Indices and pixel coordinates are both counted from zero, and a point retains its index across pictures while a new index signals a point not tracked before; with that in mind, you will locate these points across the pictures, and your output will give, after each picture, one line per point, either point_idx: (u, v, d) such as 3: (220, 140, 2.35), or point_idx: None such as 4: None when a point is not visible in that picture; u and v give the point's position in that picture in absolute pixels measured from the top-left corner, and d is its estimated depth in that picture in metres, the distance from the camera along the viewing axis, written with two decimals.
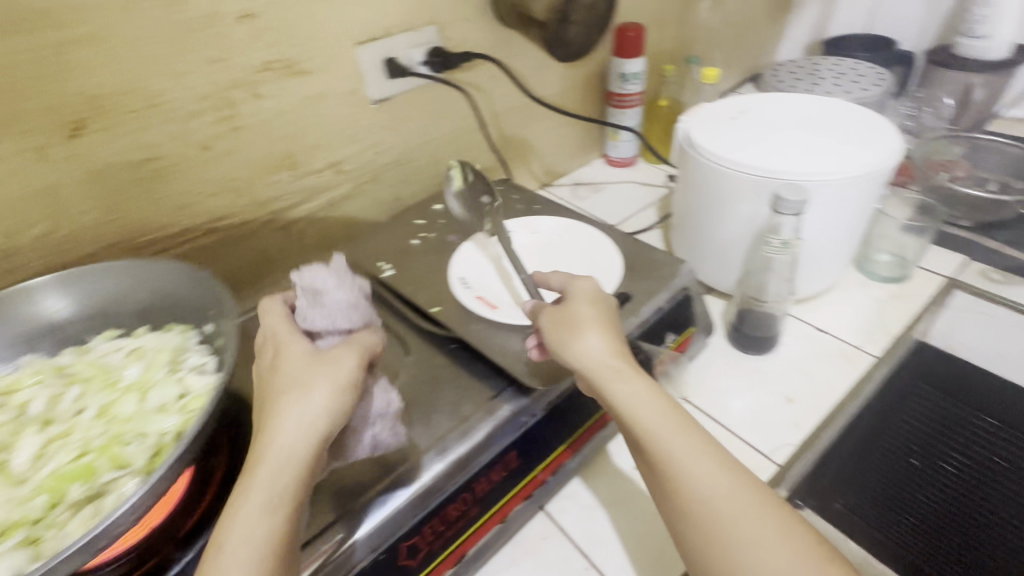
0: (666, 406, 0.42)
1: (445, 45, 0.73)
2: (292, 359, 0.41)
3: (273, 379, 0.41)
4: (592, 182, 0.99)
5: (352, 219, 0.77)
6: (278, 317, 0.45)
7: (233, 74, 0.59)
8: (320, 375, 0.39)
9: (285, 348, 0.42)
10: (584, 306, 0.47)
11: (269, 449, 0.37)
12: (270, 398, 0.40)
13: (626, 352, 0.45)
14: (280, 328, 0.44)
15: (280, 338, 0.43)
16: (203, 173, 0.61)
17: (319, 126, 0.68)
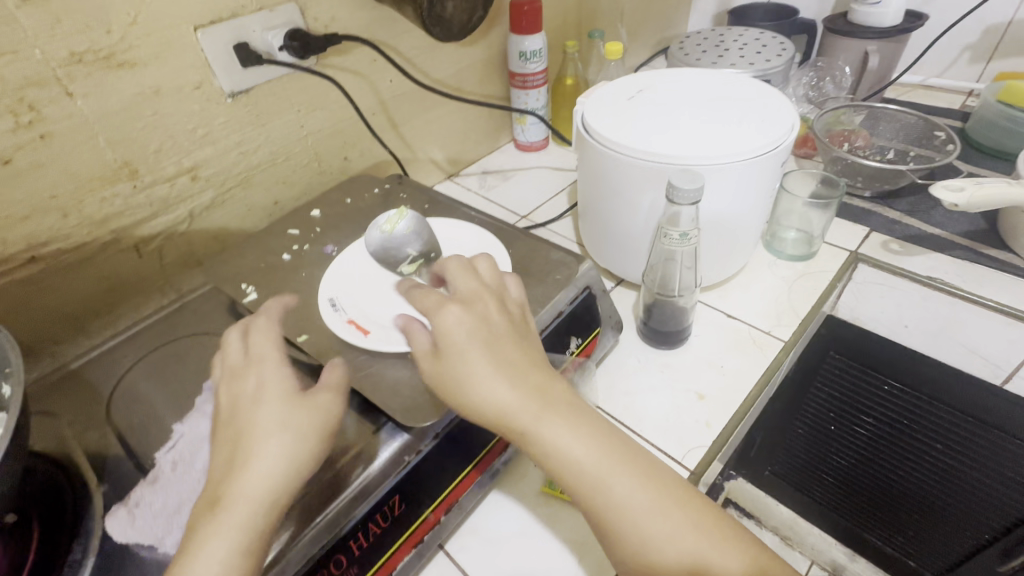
0: (598, 443, 0.37)
1: (310, 26, 0.64)
2: (275, 383, 0.38)
3: (249, 411, 0.37)
4: (501, 170, 0.93)
5: (221, 231, 0.67)
6: (267, 344, 0.41)
7: (30, 70, 0.48)
8: (304, 415, 0.37)
9: (264, 372, 0.39)
10: (464, 356, 0.37)
11: (237, 495, 0.33)
12: (245, 430, 0.36)
13: (538, 384, 0.37)
14: (268, 353, 0.40)
15: (262, 361, 0.40)
16: (7, 193, 0.50)
17: (162, 126, 0.58)
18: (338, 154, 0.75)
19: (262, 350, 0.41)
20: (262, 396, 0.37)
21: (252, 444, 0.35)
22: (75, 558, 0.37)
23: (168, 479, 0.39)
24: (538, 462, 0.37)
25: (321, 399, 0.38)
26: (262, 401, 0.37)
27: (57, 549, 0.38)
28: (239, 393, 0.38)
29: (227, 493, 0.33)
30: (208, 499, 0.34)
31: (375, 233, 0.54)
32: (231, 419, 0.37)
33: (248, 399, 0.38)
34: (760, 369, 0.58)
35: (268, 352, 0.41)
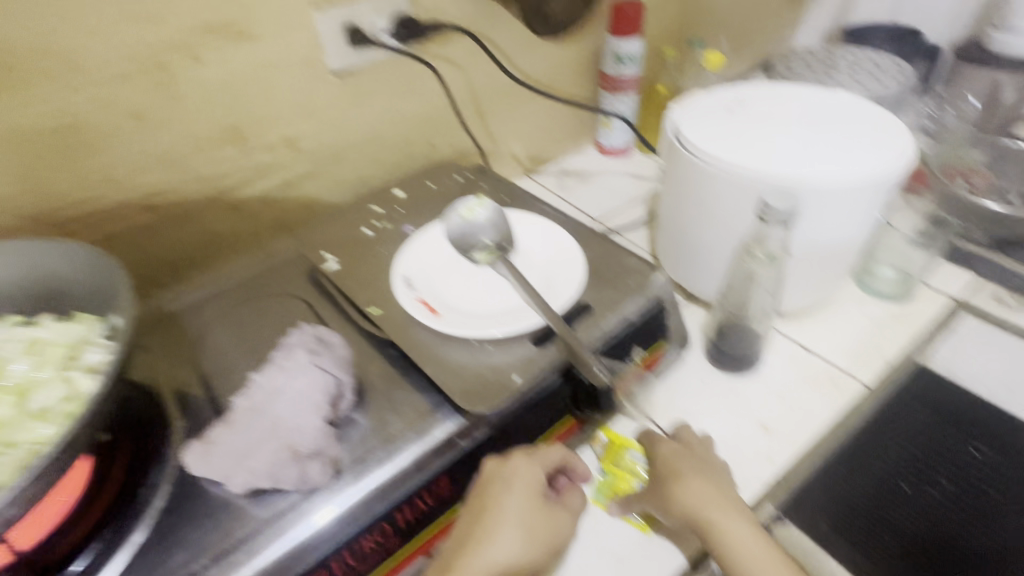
0: (767, 545, 0.42)
1: (417, 14, 0.67)
2: (531, 484, 0.41)
3: (499, 492, 0.41)
4: (581, 172, 0.92)
5: (311, 201, 0.71)
6: (550, 447, 0.44)
7: (168, 35, 0.53)
8: (539, 523, 0.42)
9: (527, 467, 0.42)
10: (674, 462, 0.46)
11: (468, 569, 0.38)
12: (493, 512, 0.40)
13: (732, 494, 0.45)
14: (549, 455, 0.43)
15: (535, 457, 0.43)
16: (135, 145, 0.56)
17: (272, 98, 0.62)
18: (426, 140, 0.77)
19: (548, 456, 0.43)
20: (515, 483, 0.41)
21: (492, 527, 0.40)
22: (154, 481, 0.41)
23: (242, 424, 0.40)
24: (718, 552, 0.42)
25: (551, 517, 0.43)
26: (522, 499, 0.41)
27: (139, 472, 0.41)
28: (502, 474, 0.41)
29: (460, 561, 0.39)
30: (445, 560, 0.39)
31: (453, 219, 0.54)
32: (482, 493, 0.41)
33: (500, 484, 0.41)
34: (833, 409, 0.55)
35: (550, 463, 0.43)
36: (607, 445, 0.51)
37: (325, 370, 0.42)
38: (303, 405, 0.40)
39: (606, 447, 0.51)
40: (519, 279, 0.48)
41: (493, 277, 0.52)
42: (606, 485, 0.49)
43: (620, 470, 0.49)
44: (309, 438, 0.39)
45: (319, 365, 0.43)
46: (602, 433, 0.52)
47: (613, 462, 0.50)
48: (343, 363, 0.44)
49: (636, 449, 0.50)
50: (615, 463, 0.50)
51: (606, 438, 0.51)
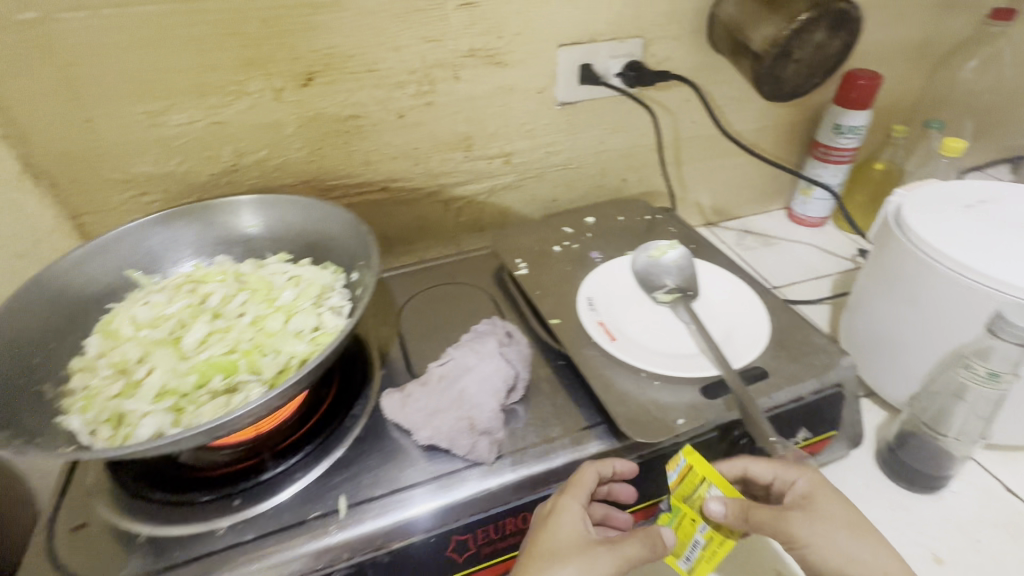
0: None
1: (646, 60, 0.71)
2: (566, 514, 0.39)
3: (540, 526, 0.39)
4: (765, 234, 0.89)
5: (507, 209, 0.79)
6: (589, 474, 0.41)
7: (441, 55, 0.64)
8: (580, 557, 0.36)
9: (563, 498, 0.40)
10: (833, 500, 0.40)
11: None
12: (538, 542, 0.38)
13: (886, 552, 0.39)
14: (585, 483, 0.40)
15: (569, 487, 0.41)
16: (392, 137, 0.68)
17: (502, 116, 0.71)
18: (620, 174, 0.81)
19: (586, 477, 0.40)
20: (552, 512, 0.39)
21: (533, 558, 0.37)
22: (355, 413, 0.49)
23: (434, 386, 0.46)
24: None
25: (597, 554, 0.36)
26: (561, 524, 0.38)
27: (344, 404, 0.50)
28: (544, 512, 0.40)
29: None
30: None
31: (642, 256, 0.59)
32: (531, 533, 0.39)
33: (541, 519, 0.40)
34: None
35: (589, 484, 0.40)
36: (684, 471, 0.41)
37: (509, 359, 0.48)
38: (487, 385, 0.45)
39: (682, 475, 0.40)
40: (700, 325, 0.50)
41: (670, 317, 0.54)
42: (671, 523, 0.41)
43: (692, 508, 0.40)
44: (487, 414, 0.44)
45: (505, 354, 0.48)
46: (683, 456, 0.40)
47: (686, 497, 0.40)
48: (522, 359, 0.49)
49: (718, 485, 0.40)
50: (688, 498, 0.40)
51: (685, 461, 0.41)
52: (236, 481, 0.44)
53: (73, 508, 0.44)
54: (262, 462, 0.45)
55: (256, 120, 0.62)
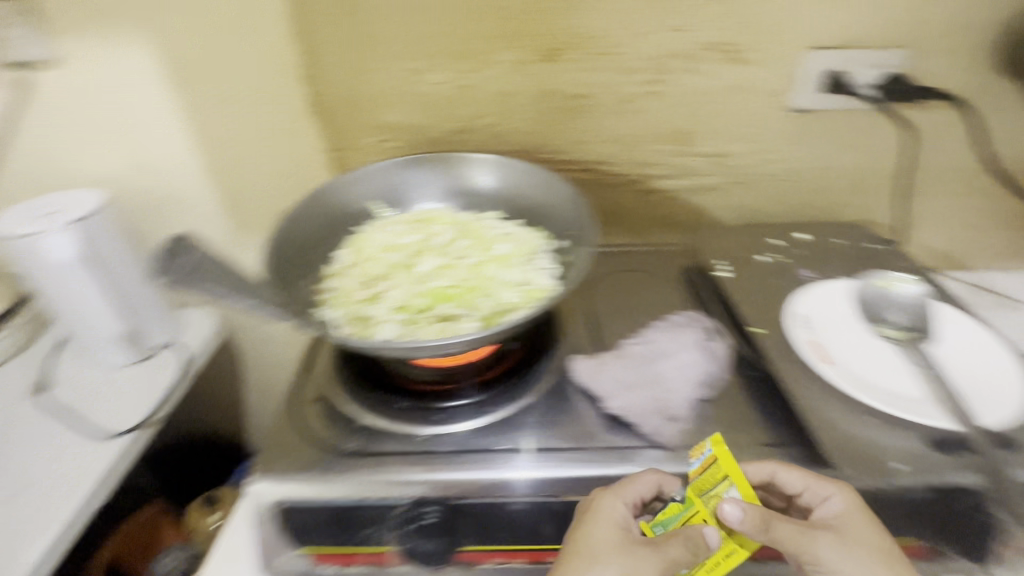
0: None
1: (906, 74, 0.64)
2: (605, 516, 0.38)
3: (580, 522, 0.39)
4: (1013, 297, 0.75)
5: (704, 211, 0.76)
6: (645, 480, 0.40)
7: (680, 45, 0.64)
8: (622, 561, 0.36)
9: (603, 498, 0.39)
10: (865, 526, 0.37)
11: None
12: (575, 544, 0.38)
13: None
14: (639, 489, 0.40)
15: (615, 487, 0.40)
16: (610, 120, 0.69)
17: (725, 116, 0.68)
18: (840, 196, 0.74)
19: (632, 487, 0.40)
20: (588, 511, 0.39)
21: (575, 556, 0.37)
22: (539, 369, 0.53)
23: (631, 361, 0.49)
24: None
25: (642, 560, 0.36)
26: (595, 528, 0.38)
27: (530, 358, 0.54)
28: (583, 508, 0.40)
29: None
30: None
31: (867, 284, 0.54)
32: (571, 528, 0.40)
33: (579, 516, 0.39)
34: None
35: (635, 491, 0.40)
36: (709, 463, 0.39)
37: (709, 355, 0.49)
38: (684, 372, 0.47)
39: (704, 467, 0.39)
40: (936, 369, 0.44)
41: (897, 354, 0.48)
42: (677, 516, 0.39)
43: (704, 504, 0.38)
44: (680, 399, 0.45)
45: (705, 349, 0.49)
46: (711, 448, 0.40)
47: (701, 491, 0.39)
48: (721, 359, 0.49)
49: (738, 487, 0.38)
50: (704, 494, 0.39)
51: (711, 453, 0.39)
52: (433, 399, 0.50)
53: (309, 383, 0.53)
54: (455, 388, 0.51)
55: (494, 88, 0.68)
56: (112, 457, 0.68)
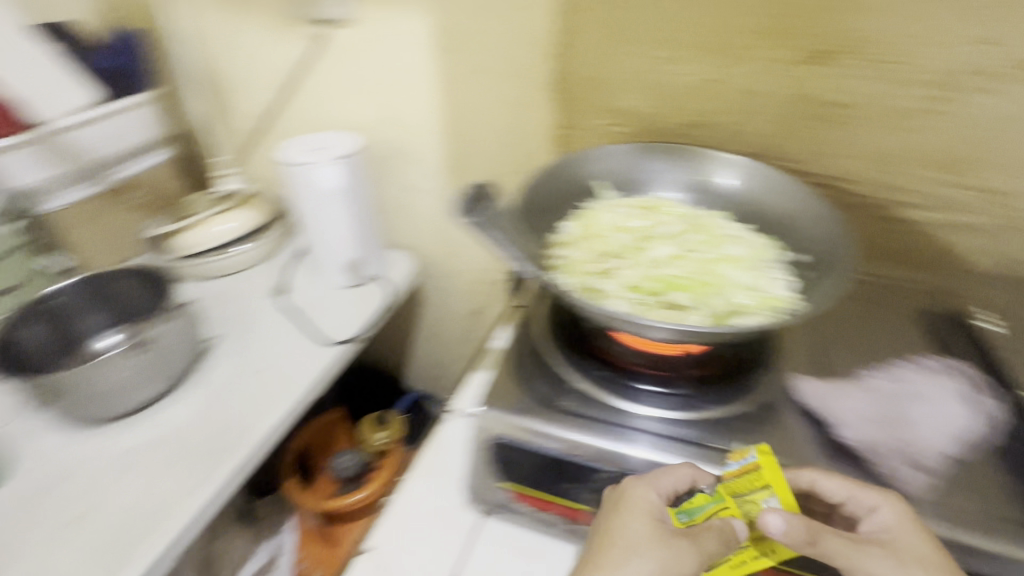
0: None
1: None
2: (636, 508, 0.42)
3: (612, 512, 0.43)
4: None
5: (953, 249, 0.67)
6: (676, 475, 0.44)
7: (982, 61, 0.57)
8: (659, 554, 0.41)
9: (631, 488, 0.44)
10: (913, 537, 0.40)
11: None
12: (612, 536, 0.42)
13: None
14: (673, 483, 0.44)
15: (648, 479, 0.44)
16: (868, 135, 0.64)
17: (1015, 146, 0.60)
18: None
19: (666, 479, 0.44)
20: (621, 504, 0.43)
21: (610, 546, 0.42)
22: (751, 383, 0.53)
23: (884, 395, 0.52)
24: None
25: (679, 553, 0.40)
26: (627, 523, 0.42)
27: (740, 369, 0.54)
28: (612, 500, 0.44)
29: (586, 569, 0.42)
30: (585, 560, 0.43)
31: None
32: (601, 520, 0.44)
33: (610, 505, 0.44)
34: None
35: (669, 484, 0.43)
36: (750, 469, 0.43)
37: (970, 410, 0.50)
38: (940, 421, 0.49)
39: (745, 471, 0.42)
40: None
41: None
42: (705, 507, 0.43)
43: (737, 504, 0.42)
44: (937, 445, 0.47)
45: (966, 402, 0.51)
46: (756, 456, 0.43)
47: (737, 494, 0.42)
48: (982, 416, 0.50)
49: (779, 496, 0.41)
50: (739, 496, 0.42)
51: (756, 460, 0.43)
52: (635, 379, 0.52)
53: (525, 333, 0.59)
54: (659, 377, 0.52)
55: (744, 86, 0.66)
56: (329, 361, 0.80)
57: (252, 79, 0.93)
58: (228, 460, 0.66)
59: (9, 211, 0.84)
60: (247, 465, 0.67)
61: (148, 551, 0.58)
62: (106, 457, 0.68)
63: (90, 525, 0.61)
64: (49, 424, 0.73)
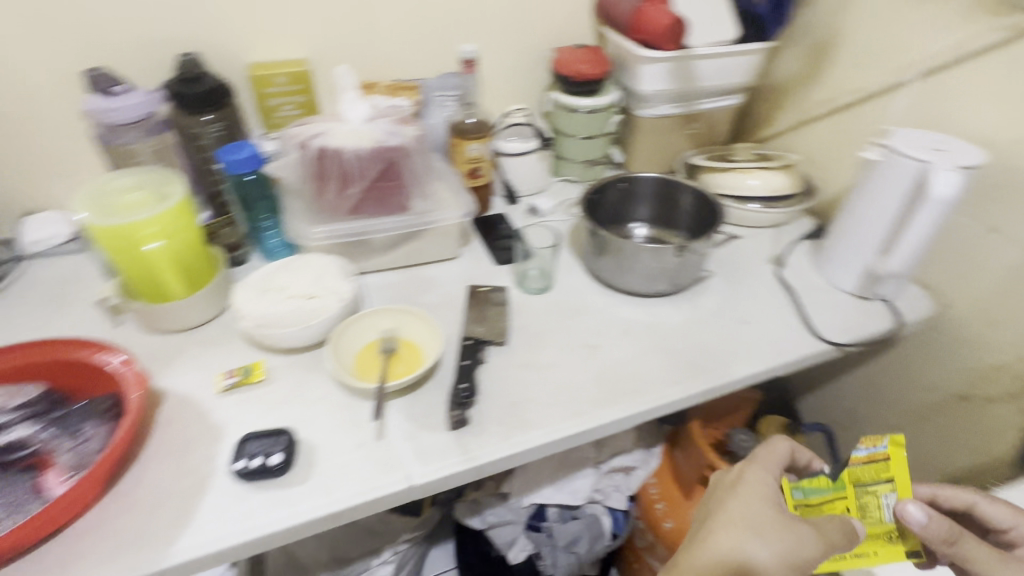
0: None
1: None
2: (751, 484, 0.63)
3: (733, 490, 0.64)
4: None
5: None
6: (779, 448, 0.69)
7: None
8: (781, 536, 0.58)
9: (748, 471, 0.66)
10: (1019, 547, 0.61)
11: (726, 542, 0.58)
12: (733, 510, 0.61)
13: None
14: (782, 456, 0.68)
15: (756, 464, 0.66)
16: None
17: None
18: None
19: (774, 456, 0.68)
20: (739, 482, 0.64)
21: (731, 516, 0.60)
22: None
23: None
24: None
25: (795, 531, 0.58)
26: (748, 500, 0.61)
27: None
28: (731, 479, 0.66)
29: (715, 532, 0.59)
30: (707, 528, 0.61)
31: None
32: (722, 493, 0.65)
33: (731, 481, 0.65)
34: None
35: (778, 456, 0.68)
36: (875, 458, 0.65)
37: None
38: None
39: (870, 458, 0.65)
40: None
41: None
42: (822, 492, 0.66)
43: (859, 494, 0.65)
44: None
45: None
46: (880, 446, 0.65)
47: (861, 484, 0.65)
48: None
49: (897, 488, 0.65)
50: (864, 484, 0.65)
51: (885, 448, 0.65)
52: None
53: None
54: None
55: None
56: (813, 353, 0.78)
57: (875, 59, 0.90)
58: (707, 380, 0.73)
59: (615, 105, 1.05)
60: (716, 392, 0.73)
61: (630, 406, 0.69)
62: (614, 318, 0.82)
63: (595, 359, 0.76)
64: (580, 268, 0.92)
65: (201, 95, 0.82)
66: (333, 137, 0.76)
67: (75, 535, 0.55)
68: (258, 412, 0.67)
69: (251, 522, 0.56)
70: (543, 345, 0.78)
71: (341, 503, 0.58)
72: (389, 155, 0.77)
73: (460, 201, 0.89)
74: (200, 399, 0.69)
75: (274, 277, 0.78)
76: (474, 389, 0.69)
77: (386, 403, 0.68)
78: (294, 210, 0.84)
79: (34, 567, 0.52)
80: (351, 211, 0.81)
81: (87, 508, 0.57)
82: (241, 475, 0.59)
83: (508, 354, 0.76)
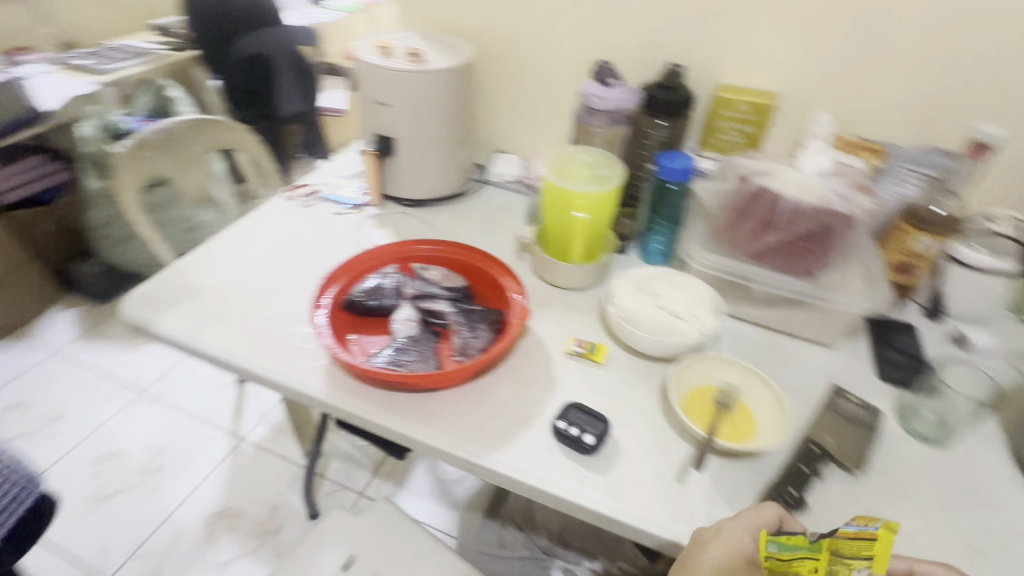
0: None
1: None
2: (726, 535, 0.54)
3: (706, 541, 0.55)
4: None
5: None
6: (768, 513, 0.56)
7: None
8: None
9: (726, 523, 0.55)
10: None
11: None
12: (695, 562, 0.53)
13: None
14: (767, 518, 0.55)
15: (733, 519, 0.56)
16: None
17: None
18: None
19: (755, 515, 0.55)
20: (716, 533, 0.55)
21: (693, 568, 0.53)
22: None
23: None
24: None
25: None
26: (717, 554, 0.53)
27: None
28: (710, 531, 0.55)
29: None
30: None
31: None
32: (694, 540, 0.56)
33: (708, 531, 0.55)
34: None
35: (762, 520, 0.55)
36: (866, 535, 0.46)
37: None
38: None
39: (858, 534, 0.47)
40: None
41: None
42: (795, 550, 0.51)
43: (830, 562, 0.48)
44: None
45: None
46: (875, 526, 0.46)
47: (836, 553, 0.48)
48: None
49: (876, 566, 0.45)
50: (839, 553, 0.47)
51: (876, 529, 0.46)
52: None
53: None
54: None
55: None
56: None
57: None
58: None
59: None
60: None
61: None
62: None
63: (976, 570, 0.56)
64: (1000, 442, 0.69)
65: (669, 103, 0.88)
66: (777, 181, 0.74)
67: (440, 398, 0.72)
68: (588, 388, 0.73)
69: (549, 476, 0.63)
70: (905, 505, 0.61)
71: (622, 516, 0.59)
72: (828, 219, 0.71)
73: (871, 296, 0.76)
74: (551, 350, 0.79)
75: (652, 282, 0.83)
76: (803, 500, 0.61)
77: (708, 456, 0.65)
78: (694, 230, 0.86)
79: (414, 403, 0.71)
80: (752, 256, 0.78)
81: (452, 385, 0.73)
82: (557, 433, 0.67)
83: (855, 489, 0.63)
